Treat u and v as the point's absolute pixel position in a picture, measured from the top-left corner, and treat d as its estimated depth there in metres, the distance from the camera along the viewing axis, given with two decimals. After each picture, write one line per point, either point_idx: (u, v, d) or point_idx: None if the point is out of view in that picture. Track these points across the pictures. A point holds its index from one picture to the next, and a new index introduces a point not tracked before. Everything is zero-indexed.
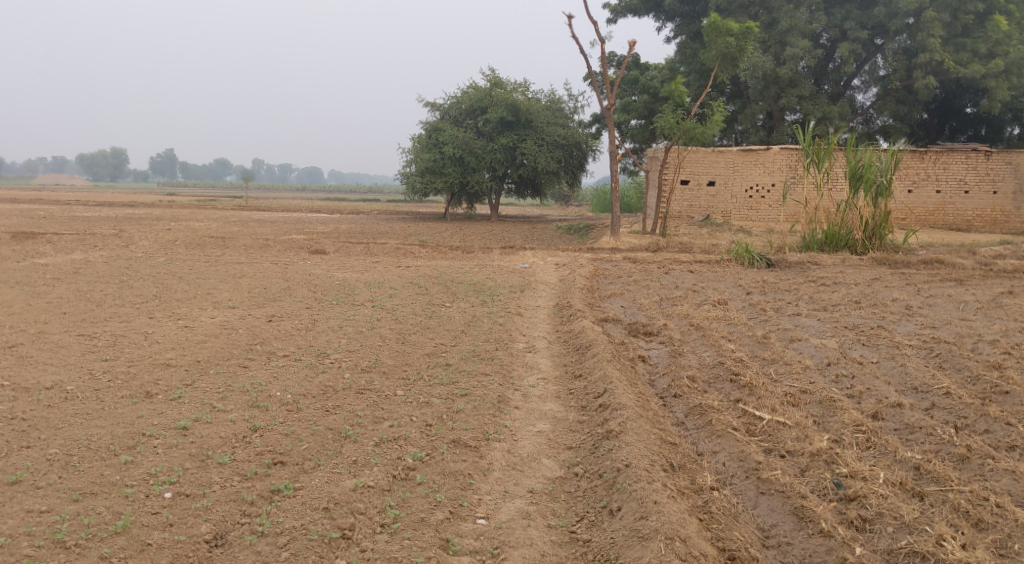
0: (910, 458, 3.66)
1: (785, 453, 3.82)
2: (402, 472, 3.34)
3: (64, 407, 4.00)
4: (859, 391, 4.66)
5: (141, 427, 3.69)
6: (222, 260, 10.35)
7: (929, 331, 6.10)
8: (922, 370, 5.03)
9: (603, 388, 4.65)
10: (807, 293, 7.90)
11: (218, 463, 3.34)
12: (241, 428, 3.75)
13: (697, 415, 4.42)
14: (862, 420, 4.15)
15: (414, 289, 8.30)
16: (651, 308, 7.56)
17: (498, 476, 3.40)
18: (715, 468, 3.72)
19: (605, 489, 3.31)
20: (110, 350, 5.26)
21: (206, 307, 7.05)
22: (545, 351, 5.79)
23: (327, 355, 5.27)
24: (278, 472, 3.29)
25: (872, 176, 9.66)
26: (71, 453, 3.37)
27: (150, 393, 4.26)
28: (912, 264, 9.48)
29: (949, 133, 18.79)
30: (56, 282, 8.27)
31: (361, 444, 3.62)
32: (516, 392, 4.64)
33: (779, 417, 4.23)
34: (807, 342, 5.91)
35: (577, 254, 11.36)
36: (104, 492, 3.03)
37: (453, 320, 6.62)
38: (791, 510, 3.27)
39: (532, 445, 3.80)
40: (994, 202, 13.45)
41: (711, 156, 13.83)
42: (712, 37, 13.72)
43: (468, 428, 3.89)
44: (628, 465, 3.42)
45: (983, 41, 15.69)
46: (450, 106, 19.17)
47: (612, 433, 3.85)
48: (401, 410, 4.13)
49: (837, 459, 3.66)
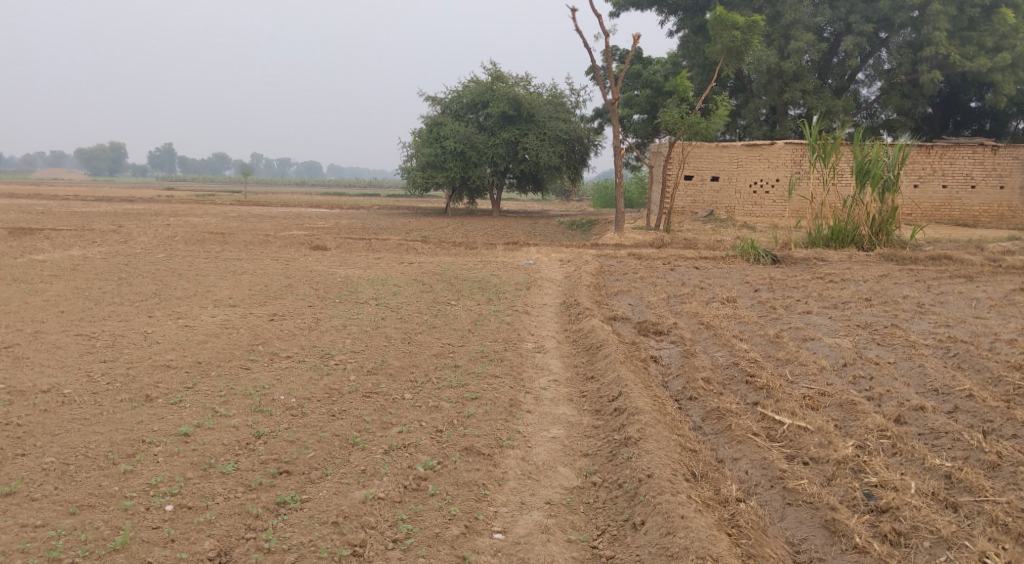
0: (940, 466, 3.52)
1: (809, 460, 3.68)
2: (414, 483, 3.20)
3: (61, 412, 3.85)
4: (879, 393, 4.52)
5: (141, 434, 3.54)
6: (223, 256, 10.18)
7: (944, 330, 5.96)
8: (942, 371, 4.88)
9: (617, 391, 4.51)
10: (816, 290, 7.75)
11: (220, 473, 3.19)
12: (243, 435, 3.61)
13: (715, 419, 4.28)
14: (886, 424, 4.01)
15: (417, 286, 8.15)
16: (659, 306, 7.41)
17: (514, 486, 3.27)
18: (738, 476, 3.58)
19: (627, 501, 3.17)
20: (109, 351, 5.11)
21: (206, 306, 6.90)
22: (555, 351, 5.65)
23: (331, 355, 5.13)
24: (284, 482, 3.15)
25: (879, 171, 9.46)
26: (68, 462, 3.22)
27: (150, 396, 4.12)
28: (920, 260, 9.33)
29: (954, 127, 18.62)
30: (53, 279, 8.13)
31: (371, 452, 3.48)
32: (527, 395, 4.49)
33: (800, 422, 4.08)
34: (820, 341, 5.76)
35: (582, 250, 11.21)
36: (103, 504, 2.88)
37: (458, 318, 6.48)
38: (821, 523, 3.14)
39: (547, 453, 3.66)
40: (1000, 198, 13.29)
41: (716, 151, 13.67)
42: (717, 30, 13.52)
43: (480, 435, 3.75)
44: (651, 475, 3.28)
45: (989, 34, 15.52)
46: (450, 100, 18.93)
47: (630, 440, 3.70)
48: (410, 415, 3.99)
49: (865, 468, 3.52)
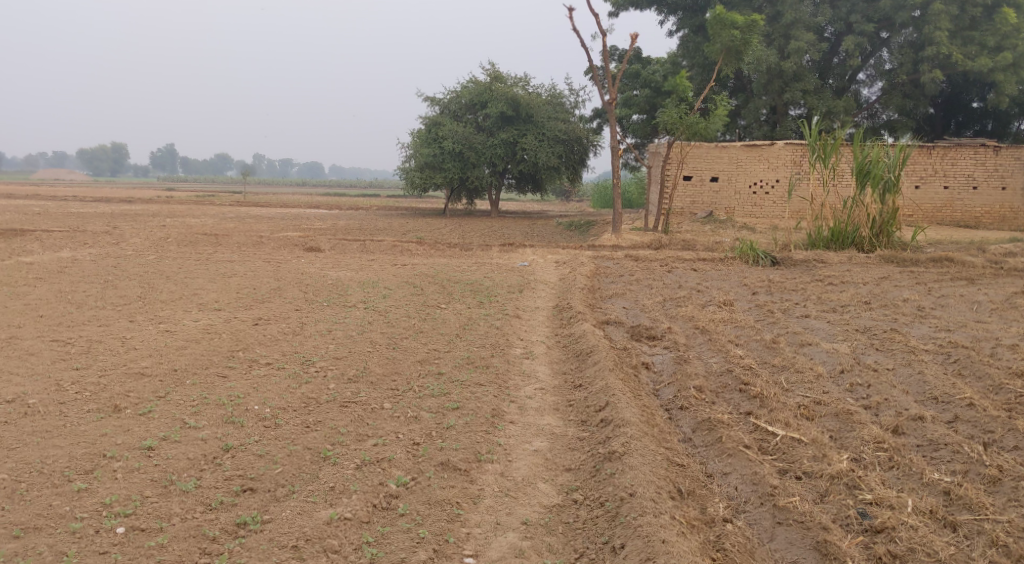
0: (939, 482, 3.37)
1: (802, 475, 3.53)
2: (384, 501, 3.05)
3: (22, 424, 3.70)
4: (876, 402, 4.37)
5: (102, 448, 3.39)
6: (214, 258, 10.03)
7: (945, 335, 5.79)
8: (942, 379, 4.71)
9: (604, 400, 4.34)
10: (815, 294, 7.58)
11: (180, 491, 3.04)
12: (211, 448, 3.46)
13: (705, 431, 4.11)
14: (883, 435, 3.85)
15: (409, 290, 7.97)
16: (654, 309, 7.26)
17: (489, 504, 3.12)
18: (727, 493, 3.43)
19: (607, 521, 3.02)
20: (83, 358, 4.95)
21: (192, 310, 6.75)
22: (544, 357, 5.48)
23: (312, 362, 4.97)
24: (247, 501, 3.01)
25: (880, 172, 9.31)
26: (20, 479, 3.08)
27: (118, 407, 3.96)
28: (921, 262, 9.16)
29: (955, 128, 18.43)
30: (37, 282, 7.97)
31: (341, 467, 3.33)
32: (512, 404, 4.34)
33: (794, 433, 3.93)
34: (818, 346, 5.60)
35: (578, 252, 11.03)
36: (50, 526, 2.75)
37: (447, 322, 6.33)
38: (812, 544, 2.98)
39: (528, 467, 3.50)
40: (1002, 199, 13.11)
41: (715, 151, 13.49)
42: (717, 30, 13.35)
43: (458, 448, 3.58)
44: (633, 494, 3.13)
45: (991, 34, 15.34)
46: (449, 100, 18.77)
47: (614, 455, 3.54)
48: (387, 427, 3.84)
49: (859, 484, 3.36)
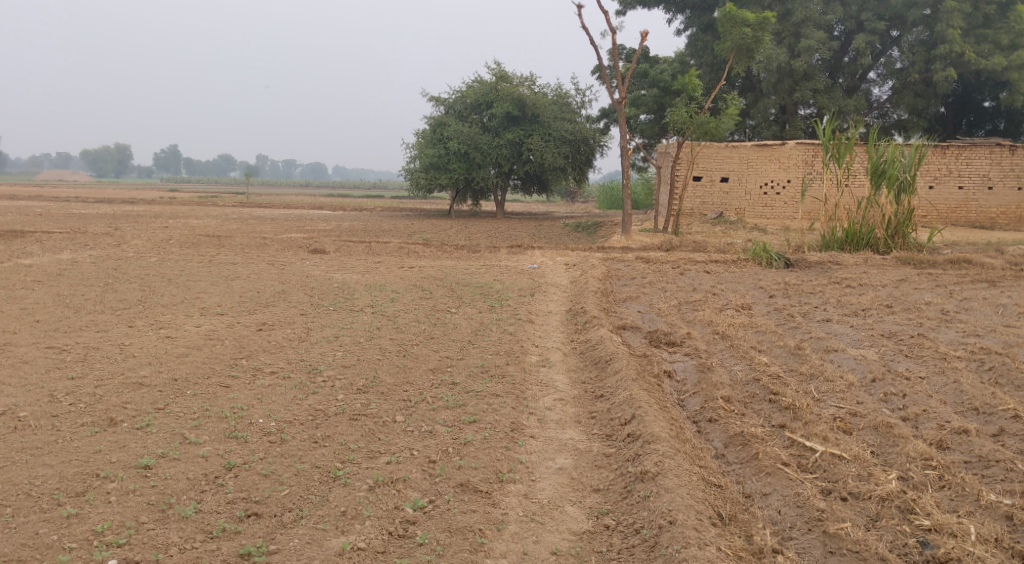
0: (1000, 505, 3.10)
1: (848, 496, 3.27)
2: (401, 528, 2.82)
3: (11, 439, 3.47)
4: (915, 414, 4.10)
5: (96, 467, 3.15)
6: (217, 261, 9.75)
7: (975, 340, 5.53)
8: (980, 388, 4.45)
9: (630, 413, 4.08)
10: (835, 296, 7.32)
11: (179, 517, 2.81)
12: (212, 466, 3.21)
13: (739, 446, 3.85)
14: (929, 452, 3.57)
15: (417, 293, 7.72)
16: (671, 313, 7.00)
17: (514, 531, 2.87)
18: (769, 517, 3.17)
19: (645, 552, 2.77)
20: (78, 367, 4.71)
21: (192, 314, 6.50)
22: (561, 365, 5.23)
23: (318, 371, 4.71)
24: (251, 529, 2.78)
25: (895, 171, 9.03)
26: (7, 502, 2.86)
27: (114, 421, 3.71)
28: (939, 263, 8.89)
29: (966, 128, 18.17)
30: (37, 285, 7.74)
31: (353, 488, 3.08)
32: (531, 417, 4.09)
33: (834, 450, 3.66)
34: (845, 353, 5.34)
35: (588, 254, 10.76)
36: (35, 559, 2.52)
37: (458, 327, 6.07)
38: None
39: (554, 488, 3.26)
40: (1019, 199, 12.81)
41: (726, 151, 13.23)
42: (728, 28, 13.06)
43: (478, 467, 3.32)
44: (673, 521, 2.88)
45: (1005, 32, 15.07)
46: (455, 100, 18.53)
47: (646, 475, 3.28)
48: (400, 442, 3.59)
49: (915, 508, 3.10)
